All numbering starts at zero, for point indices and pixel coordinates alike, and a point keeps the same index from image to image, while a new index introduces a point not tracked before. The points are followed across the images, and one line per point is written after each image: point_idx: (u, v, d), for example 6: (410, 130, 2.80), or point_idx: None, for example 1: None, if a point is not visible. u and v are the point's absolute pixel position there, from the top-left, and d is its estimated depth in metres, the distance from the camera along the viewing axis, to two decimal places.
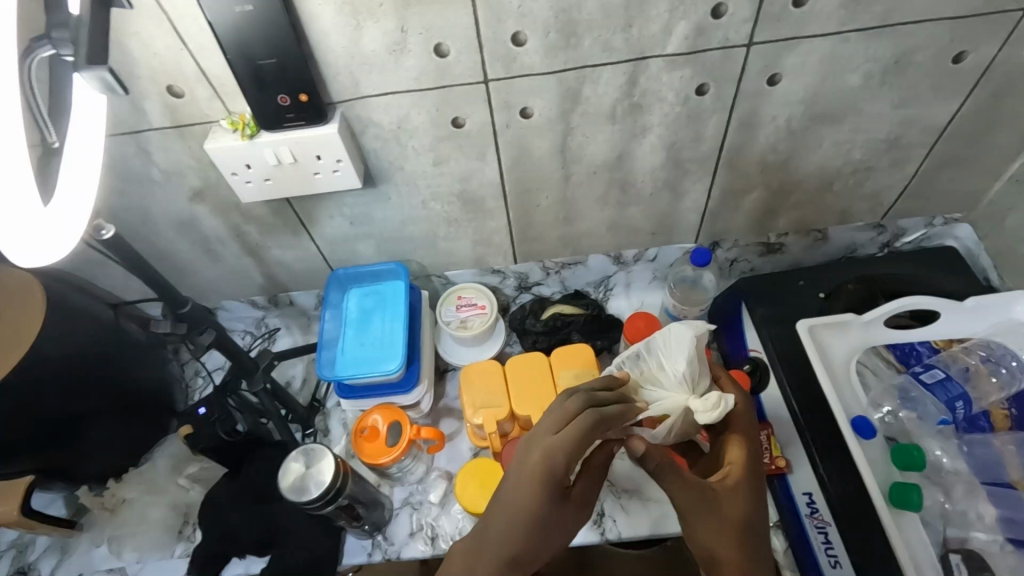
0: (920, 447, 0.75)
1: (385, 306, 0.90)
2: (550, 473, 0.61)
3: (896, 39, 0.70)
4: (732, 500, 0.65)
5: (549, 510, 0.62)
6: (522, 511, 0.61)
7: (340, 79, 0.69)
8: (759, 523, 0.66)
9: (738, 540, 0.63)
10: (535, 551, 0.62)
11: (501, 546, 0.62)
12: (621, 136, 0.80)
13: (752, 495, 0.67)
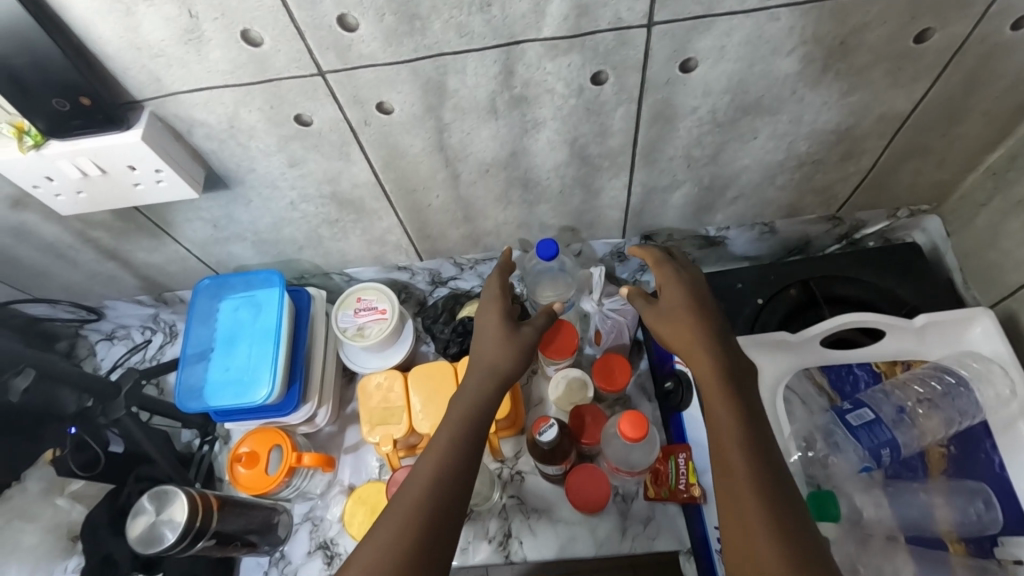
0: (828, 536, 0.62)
1: (253, 323, 0.80)
2: (499, 303, 0.73)
3: (839, 17, 0.54)
4: (676, 289, 0.69)
5: (508, 325, 0.71)
6: (489, 332, 0.71)
7: (134, 75, 0.55)
8: (706, 306, 0.67)
9: (682, 317, 0.66)
10: (510, 368, 0.69)
11: (489, 354, 0.69)
12: (510, 132, 0.66)
13: (692, 284, 0.69)
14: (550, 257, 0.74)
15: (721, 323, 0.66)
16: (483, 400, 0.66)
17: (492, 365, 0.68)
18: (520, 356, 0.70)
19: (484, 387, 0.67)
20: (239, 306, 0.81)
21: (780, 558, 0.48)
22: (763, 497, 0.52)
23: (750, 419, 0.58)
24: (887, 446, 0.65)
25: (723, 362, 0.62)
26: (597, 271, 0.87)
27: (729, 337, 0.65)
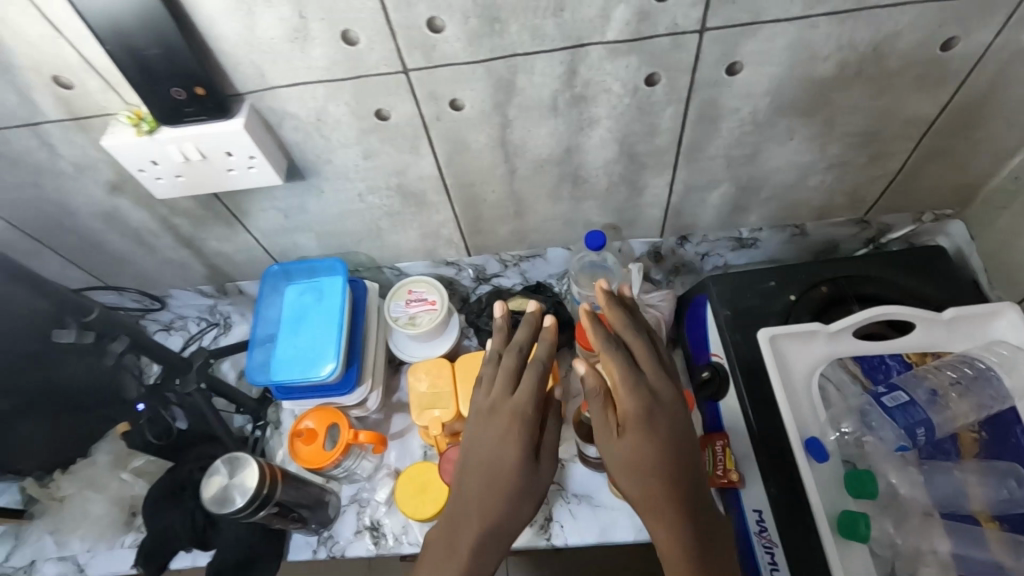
0: (866, 515, 0.67)
1: (318, 305, 0.86)
2: (520, 434, 0.67)
3: (875, 25, 0.61)
4: (652, 453, 0.62)
5: (522, 473, 0.66)
6: (498, 477, 0.66)
7: (242, 69, 0.62)
8: (681, 469, 0.63)
9: (645, 475, 0.62)
10: (505, 516, 0.65)
11: (482, 499, 0.65)
12: (567, 129, 0.72)
13: (668, 432, 0.63)
14: (598, 247, 0.80)
15: (694, 480, 0.63)
16: (478, 553, 0.63)
17: (488, 518, 0.64)
18: (525, 504, 0.66)
19: (475, 548, 0.63)
20: (304, 288, 0.87)
21: None
22: None
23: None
24: (923, 425, 0.68)
25: (688, 530, 0.60)
26: (636, 267, 0.93)
27: (705, 500, 0.63)
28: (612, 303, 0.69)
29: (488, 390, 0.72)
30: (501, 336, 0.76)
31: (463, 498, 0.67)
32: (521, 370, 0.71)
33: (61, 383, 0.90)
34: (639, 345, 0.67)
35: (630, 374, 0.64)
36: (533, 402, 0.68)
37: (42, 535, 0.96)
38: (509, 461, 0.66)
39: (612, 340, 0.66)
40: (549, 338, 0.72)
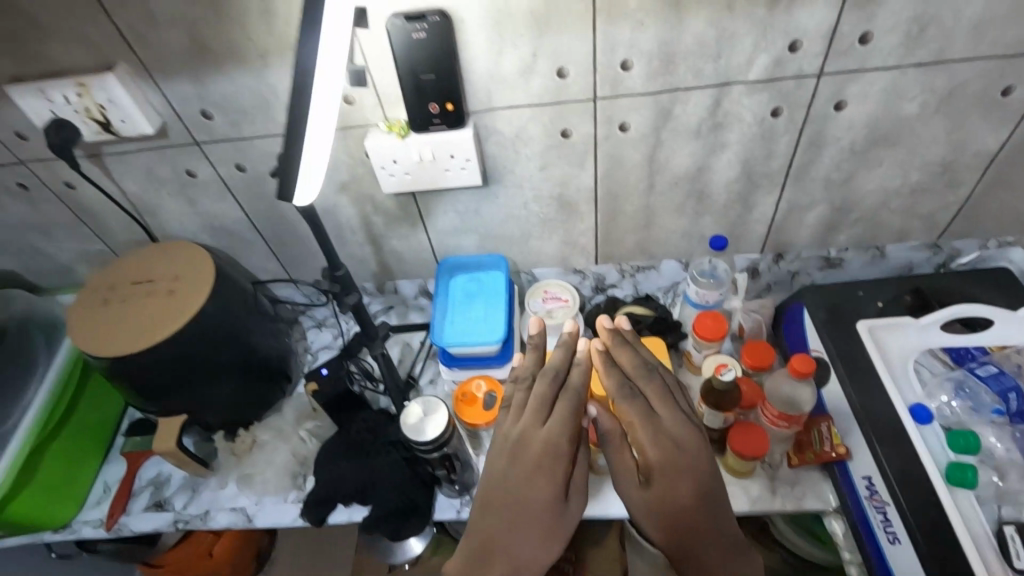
0: (973, 466, 0.80)
1: (486, 290, 1.05)
2: (557, 468, 0.66)
3: (951, 73, 0.82)
4: (675, 499, 0.65)
5: (554, 511, 0.65)
6: (528, 515, 0.65)
7: (477, 93, 0.85)
8: (708, 511, 0.65)
9: (674, 520, 0.65)
10: (531, 560, 0.63)
11: (510, 542, 0.64)
12: (704, 151, 0.93)
13: (697, 477, 0.66)
14: (720, 249, 0.99)
15: (719, 518, 0.66)
16: None
17: (513, 563, 0.63)
18: (556, 541, 0.65)
19: None
20: (475, 276, 1.08)
21: None
22: None
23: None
24: (1013, 391, 0.84)
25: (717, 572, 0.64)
26: (742, 276, 1.09)
27: (731, 543, 0.66)
28: (622, 346, 0.74)
29: (517, 421, 0.70)
30: (535, 355, 0.76)
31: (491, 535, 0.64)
32: (558, 398, 0.70)
33: (258, 350, 1.09)
34: (654, 389, 0.70)
35: (649, 419, 0.68)
36: (567, 435, 0.67)
37: (219, 488, 1.11)
38: (539, 501, 0.65)
39: (626, 386, 0.70)
40: (585, 368, 0.73)
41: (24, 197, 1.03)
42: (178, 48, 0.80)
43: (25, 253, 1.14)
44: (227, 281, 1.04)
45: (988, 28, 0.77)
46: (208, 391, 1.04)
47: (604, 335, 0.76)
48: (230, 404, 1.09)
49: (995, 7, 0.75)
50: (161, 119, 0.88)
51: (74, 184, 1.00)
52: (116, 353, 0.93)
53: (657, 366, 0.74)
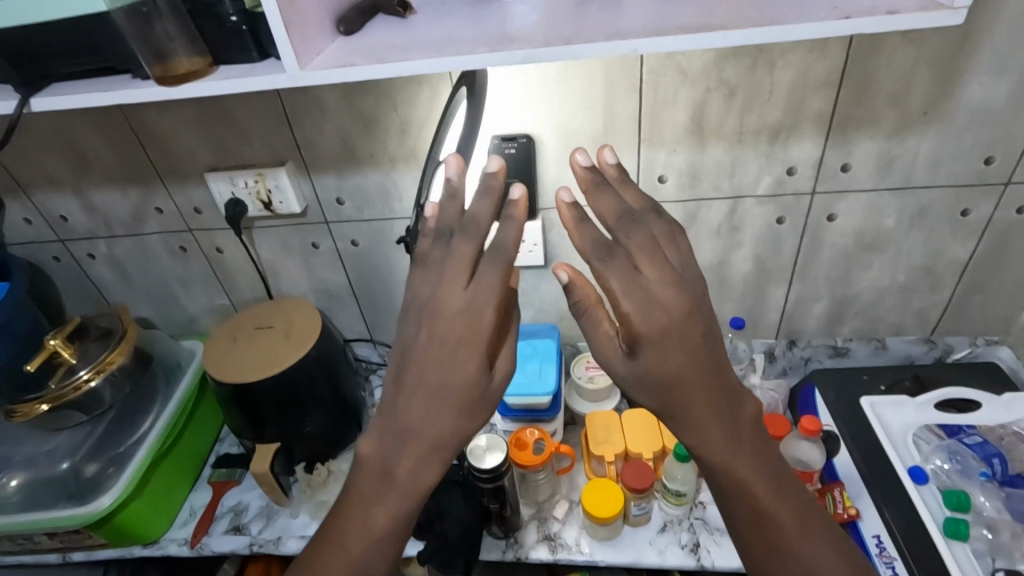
0: (967, 521, 0.92)
1: (538, 352, 1.25)
2: (477, 347, 0.62)
3: (917, 196, 1.05)
4: (663, 367, 0.60)
5: (477, 387, 0.62)
6: (449, 391, 0.62)
7: (546, 194, 1.12)
8: (696, 378, 0.61)
9: (663, 386, 0.61)
10: (448, 431, 0.63)
11: (428, 415, 0.63)
12: (724, 248, 1.16)
13: (680, 347, 0.59)
14: (738, 329, 1.18)
15: (715, 381, 0.62)
16: (424, 463, 0.64)
17: (433, 433, 0.63)
18: (479, 414, 0.64)
19: (419, 458, 0.64)
20: (530, 339, 1.28)
21: None
22: (768, 534, 0.66)
23: (726, 485, 0.65)
24: (997, 456, 1.00)
25: (714, 427, 0.63)
26: (759, 356, 1.27)
27: (728, 395, 0.63)
28: (603, 190, 0.65)
29: (437, 283, 0.63)
30: (454, 210, 0.66)
31: (408, 417, 0.63)
32: (483, 257, 0.63)
33: (342, 394, 1.27)
34: (638, 247, 0.60)
35: (632, 282, 0.59)
36: (489, 304, 0.62)
37: (293, 517, 1.25)
38: (454, 377, 0.62)
39: (605, 246, 0.61)
40: (519, 223, 0.63)
41: (181, 257, 1.30)
42: (333, 153, 1.10)
43: (164, 303, 1.40)
44: (326, 332, 1.25)
45: (940, 165, 1.02)
46: (300, 424, 1.21)
47: (583, 177, 0.66)
48: (314, 439, 1.25)
49: (942, 151, 1.00)
50: (305, 203, 1.17)
51: (223, 248, 1.27)
52: (239, 380, 1.13)
53: (647, 214, 0.64)
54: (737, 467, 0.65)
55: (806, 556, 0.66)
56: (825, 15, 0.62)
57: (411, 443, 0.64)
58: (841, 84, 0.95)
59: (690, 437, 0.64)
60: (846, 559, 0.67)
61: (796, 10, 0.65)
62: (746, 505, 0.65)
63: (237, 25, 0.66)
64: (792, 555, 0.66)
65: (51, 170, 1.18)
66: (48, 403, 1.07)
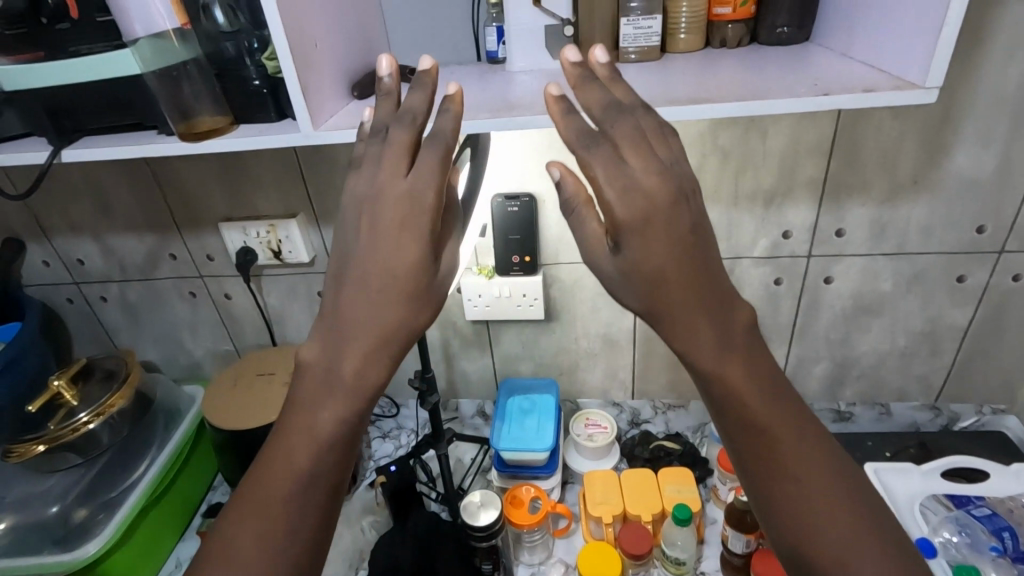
0: None
1: (537, 407, 1.25)
2: (413, 241, 0.54)
3: (911, 262, 1.07)
4: (653, 257, 0.50)
5: (417, 279, 0.55)
6: (386, 285, 0.54)
7: (548, 250, 1.14)
8: (689, 273, 0.51)
9: (656, 280, 0.51)
10: (387, 333, 0.55)
11: (361, 316, 0.55)
12: None
13: (668, 237, 0.50)
14: None
15: (707, 275, 0.52)
16: (362, 367, 0.55)
17: (371, 334, 0.55)
18: (424, 308, 0.56)
19: (358, 364, 0.55)
20: (529, 395, 1.28)
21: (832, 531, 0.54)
22: (787, 463, 0.55)
23: (720, 392, 0.55)
24: (1007, 530, 0.96)
25: (713, 336, 0.53)
26: None
27: (726, 296, 0.54)
28: (590, 83, 0.55)
29: (370, 177, 0.56)
30: (388, 106, 0.60)
31: (343, 323, 0.55)
32: (423, 147, 0.57)
33: None
34: (627, 137, 0.51)
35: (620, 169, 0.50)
36: (433, 189, 0.55)
37: None
38: (390, 267, 0.54)
39: (591, 133, 0.53)
40: (458, 116, 0.58)
41: (190, 302, 1.33)
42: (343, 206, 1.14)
43: (170, 347, 1.42)
44: None
45: (933, 232, 1.04)
46: None
47: (570, 74, 0.57)
48: None
49: (933, 218, 1.03)
50: (314, 253, 1.21)
51: (231, 294, 1.30)
52: (234, 426, 1.13)
53: (637, 107, 0.55)
54: (743, 385, 0.54)
55: (805, 472, 0.55)
56: (806, 91, 0.67)
57: (345, 341, 0.55)
58: (831, 153, 0.99)
59: (681, 339, 0.53)
60: (850, 479, 0.56)
61: (779, 86, 0.69)
62: (734, 411, 0.55)
63: (259, 88, 0.72)
64: (814, 490, 0.55)
65: (74, 215, 1.23)
66: (45, 443, 1.06)
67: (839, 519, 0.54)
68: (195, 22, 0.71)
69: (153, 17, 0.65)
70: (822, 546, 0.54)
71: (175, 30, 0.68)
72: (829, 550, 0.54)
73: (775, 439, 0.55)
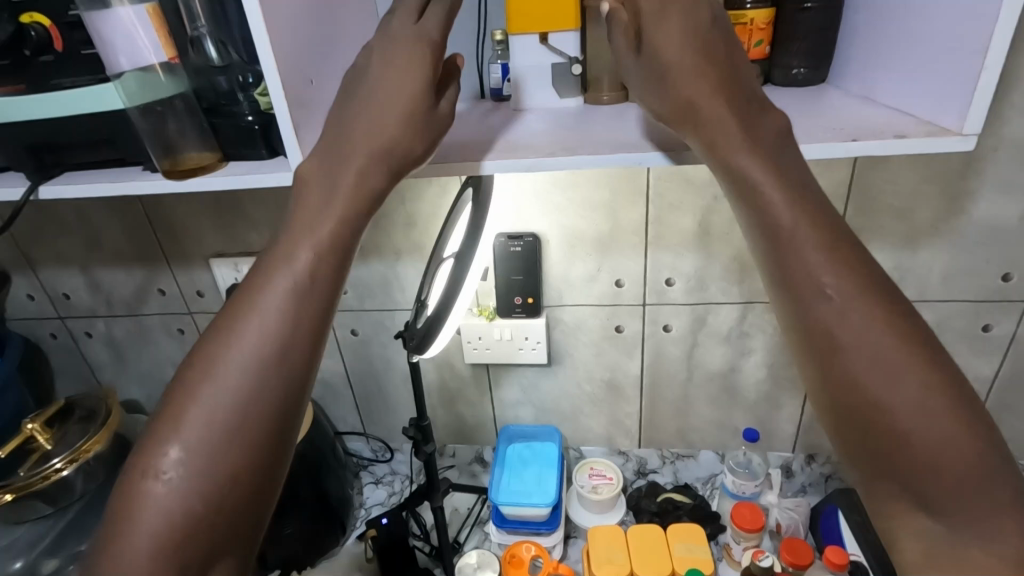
0: None
1: (539, 458, 1.19)
2: (425, 55, 0.61)
3: (934, 309, 1.02)
4: (670, 39, 0.60)
5: (420, 102, 0.61)
6: (396, 102, 0.60)
7: (552, 292, 1.09)
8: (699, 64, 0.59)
9: (706, 77, 0.58)
10: (393, 142, 0.59)
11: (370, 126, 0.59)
12: (734, 353, 1.12)
13: (685, 20, 0.60)
14: (752, 441, 1.10)
15: (728, 67, 0.59)
16: (359, 178, 0.58)
17: (378, 145, 0.59)
18: (420, 139, 0.62)
19: (360, 175, 0.58)
20: (531, 444, 1.22)
21: (875, 381, 0.50)
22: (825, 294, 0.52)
23: (745, 183, 0.56)
24: None
25: (738, 130, 0.57)
26: (776, 472, 1.18)
27: (744, 99, 0.58)
28: None
29: (385, 24, 0.64)
30: None
31: (357, 123, 0.60)
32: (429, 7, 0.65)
33: (326, 495, 1.18)
34: None
35: None
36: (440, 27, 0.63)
37: None
38: (410, 79, 0.61)
39: None
40: None
41: (178, 339, 1.28)
42: None
43: (156, 386, 1.36)
44: (316, 426, 1.20)
45: (956, 279, 0.99)
46: (276, 527, 1.11)
47: None
48: (290, 543, 1.14)
49: (955, 265, 0.98)
50: None
51: None
52: None
53: None
54: (767, 187, 0.55)
55: (835, 288, 0.52)
56: (829, 137, 0.62)
57: (358, 140, 0.59)
58: (848, 197, 0.94)
59: (706, 131, 0.58)
60: (905, 320, 0.51)
61: (801, 130, 0.65)
62: (762, 224, 0.55)
63: (251, 124, 0.68)
64: (854, 331, 0.51)
65: (62, 249, 1.19)
66: (12, 493, 0.98)
67: (881, 372, 0.49)
68: (183, 56, 0.67)
69: (140, 52, 0.62)
70: (857, 377, 0.50)
71: (161, 65, 0.64)
72: (866, 376, 0.50)
73: (813, 264, 0.52)
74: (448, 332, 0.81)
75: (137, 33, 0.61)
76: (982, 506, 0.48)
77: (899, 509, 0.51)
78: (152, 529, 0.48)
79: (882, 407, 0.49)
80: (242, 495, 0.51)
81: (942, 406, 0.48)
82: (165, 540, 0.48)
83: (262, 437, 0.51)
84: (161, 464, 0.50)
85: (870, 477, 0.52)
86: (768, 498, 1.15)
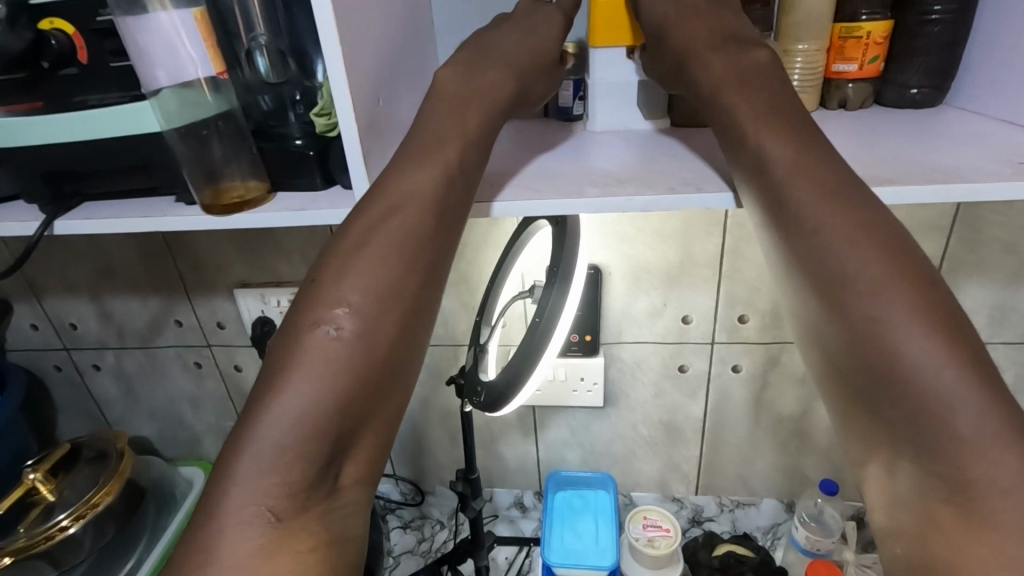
0: None
1: (592, 508, 1.10)
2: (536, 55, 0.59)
3: None
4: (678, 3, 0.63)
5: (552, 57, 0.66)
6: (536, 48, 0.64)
7: (611, 328, 1.00)
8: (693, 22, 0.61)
9: (709, 29, 0.60)
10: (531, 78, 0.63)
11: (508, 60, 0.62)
12: (807, 395, 1.03)
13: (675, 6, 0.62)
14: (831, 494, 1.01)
15: (727, 31, 0.60)
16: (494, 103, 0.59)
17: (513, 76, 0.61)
18: (541, 80, 0.65)
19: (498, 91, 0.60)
20: (581, 492, 1.13)
21: (832, 292, 0.45)
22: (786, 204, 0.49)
23: (735, 121, 0.54)
24: None
25: (726, 63, 0.57)
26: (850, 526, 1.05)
27: (740, 40, 0.58)
28: None
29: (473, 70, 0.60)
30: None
31: (464, 82, 0.59)
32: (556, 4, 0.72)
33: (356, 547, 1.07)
34: None
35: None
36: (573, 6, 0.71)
37: None
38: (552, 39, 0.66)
39: None
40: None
41: (195, 373, 1.17)
42: None
43: (169, 424, 1.25)
44: None
45: None
46: None
47: None
48: None
49: None
50: None
51: (242, 366, 1.15)
52: None
53: None
54: (740, 109, 0.54)
55: (805, 197, 0.48)
56: (1011, 173, 0.55)
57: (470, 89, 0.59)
58: (951, 229, 0.85)
59: (693, 79, 0.59)
60: (882, 230, 0.46)
61: (963, 163, 0.58)
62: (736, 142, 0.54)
63: (303, 149, 0.58)
64: (817, 236, 0.47)
65: (70, 275, 1.09)
66: (11, 554, 0.88)
67: (842, 282, 0.45)
68: (235, 72, 0.59)
69: (182, 63, 0.52)
70: (817, 291, 0.46)
71: (207, 80, 0.55)
72: (829, 294, 0.45)
73: (783, 175, 0.50)
74: (524, 395, 0.70)
75: (179, 41, 0.51)
76: (973, 472, 0.39)
77: (870, 453, 0.45)
78: (298, 400, 0.42)
79: (840, 322, 0.45)
80: (370, 384, 0.45)
81: (913, 318, 0.42)
82: (300, 423, 0.42)
83: (393, 329, 0.47)
84: (331, 318, 0.45)
85: (845, 410, 0.46)
86: (846, 556, 1.02)
